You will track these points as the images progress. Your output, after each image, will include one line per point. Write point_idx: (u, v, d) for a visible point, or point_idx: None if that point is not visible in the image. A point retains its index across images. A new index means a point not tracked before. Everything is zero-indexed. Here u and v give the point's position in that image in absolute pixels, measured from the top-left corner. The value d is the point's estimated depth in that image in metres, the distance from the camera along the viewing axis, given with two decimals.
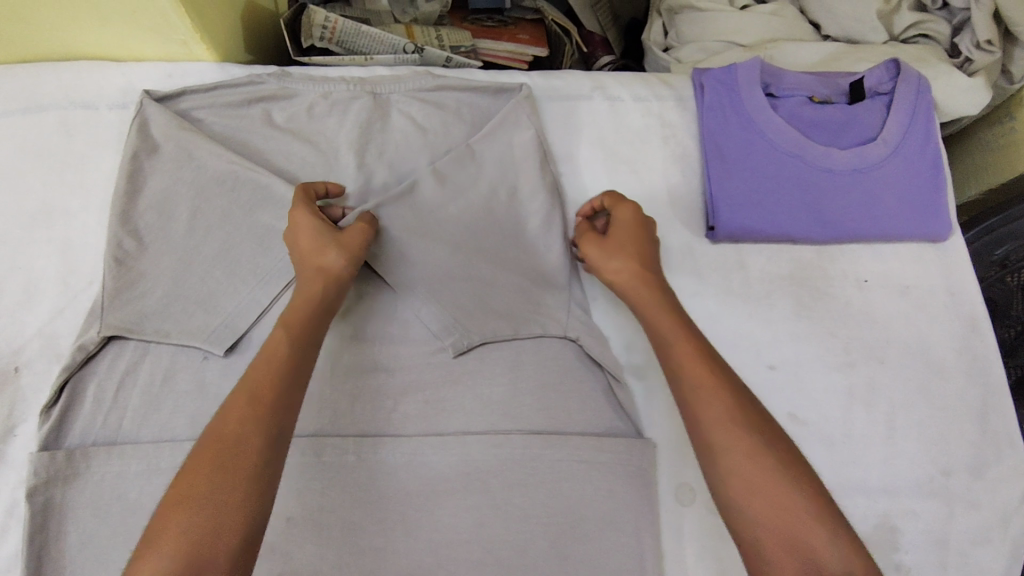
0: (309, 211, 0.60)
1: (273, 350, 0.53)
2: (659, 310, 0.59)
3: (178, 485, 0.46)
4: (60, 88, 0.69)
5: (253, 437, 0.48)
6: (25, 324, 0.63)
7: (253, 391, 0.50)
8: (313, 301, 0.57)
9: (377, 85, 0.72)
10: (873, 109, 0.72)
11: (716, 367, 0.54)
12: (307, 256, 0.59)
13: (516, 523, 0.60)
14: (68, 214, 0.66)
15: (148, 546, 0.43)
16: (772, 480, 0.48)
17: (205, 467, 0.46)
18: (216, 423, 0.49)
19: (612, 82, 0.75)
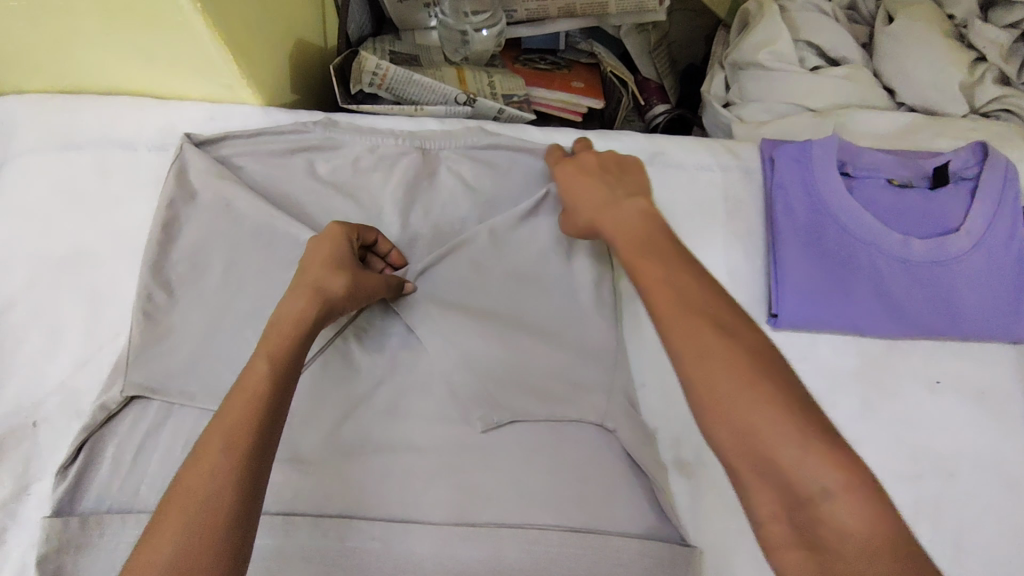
0: (348, 233, 0.58)
1: (251, 382, 0.47)
2: (620, 234, 0.54)
3: (137, 561, 0.39)
4: (98, 125, 0.67)
5: (231, 486, 0.42)
6: (47, 376, 0.60)
7: (228, 433, 0.44)
8: (295, 317, 0.51)
9: (427, 140, 0.68)
10: (956, 197, 0.67)
11: (679, 291, 0.46)
12: (311, 266, 0.55)
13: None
14: (98, 259, 0.64)
15: None
16: (742, 411, 0.40)
17: (173, 532, 0.40)
18: (179, 479, 0.42)
19: (673, 149, 0.71)
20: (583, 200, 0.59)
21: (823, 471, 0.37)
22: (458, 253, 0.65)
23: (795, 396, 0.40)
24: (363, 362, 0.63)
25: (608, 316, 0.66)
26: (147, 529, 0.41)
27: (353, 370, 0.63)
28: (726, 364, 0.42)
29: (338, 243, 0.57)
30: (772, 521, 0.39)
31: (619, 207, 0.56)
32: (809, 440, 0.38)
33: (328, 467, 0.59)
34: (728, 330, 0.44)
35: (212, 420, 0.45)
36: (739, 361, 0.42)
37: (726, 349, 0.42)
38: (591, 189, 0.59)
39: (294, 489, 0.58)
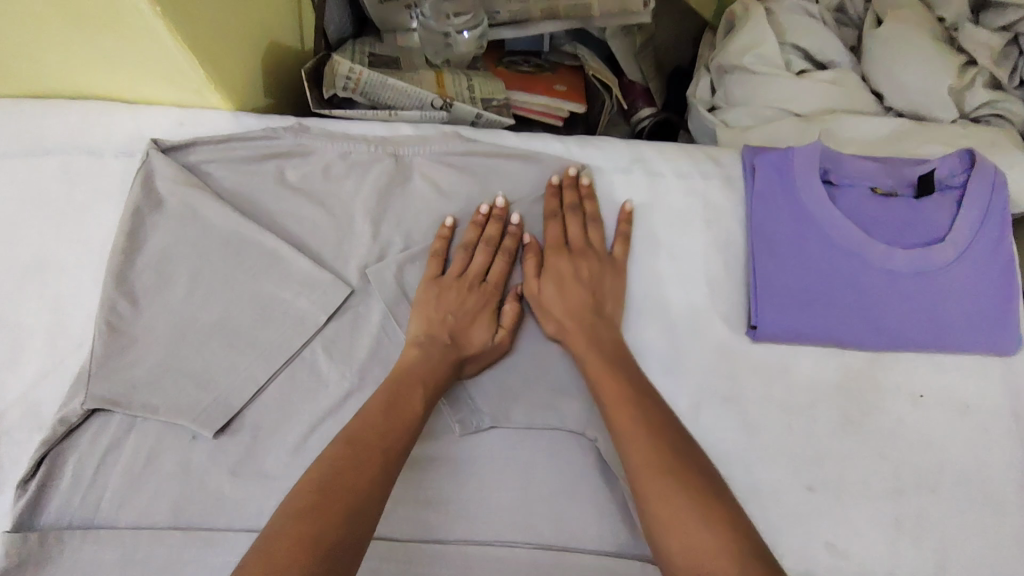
0: (496, 287, 0.64)
1: (404, 414, 0.53)
2: (585, 349, 0.59)
3: (281, 544, 0.42)
4: (65, 131, 0.65)
5: (377, 506, 0.47)
6: (8, 386, 0.59)
7: (370, 449, 0.50)
8: (435, 370, 0.58)
9: (401, 146, 0.66)
10: (942, 205, 0.66)
11: (636, 397, 0.55)
12: (465, 324, 0.61)
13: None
14: (62, 268, 0.62)
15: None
16: (689, 520, 0.46)
17: (329, 520, 0.44)
18: (337, 474, 0.47)
19: (652, 155, 0.69)
20: (563, 304, 0.62)
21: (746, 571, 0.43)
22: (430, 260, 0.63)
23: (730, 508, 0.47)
24: (330, 372, 0.61)
25: None
26: (297, 509, 0.44)
27: (320, 380, 0.60)
28: (684, 489, 0.48)
29: (469, 291, 0.63)
30: None
31: (591, 325, 0.61)
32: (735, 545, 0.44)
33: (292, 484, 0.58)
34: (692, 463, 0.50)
35: (350, 431, 0.51)
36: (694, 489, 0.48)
37: (677, 465, 0.49)
38: (580, 295, 0.62)
39: (258, 505, 0.57)
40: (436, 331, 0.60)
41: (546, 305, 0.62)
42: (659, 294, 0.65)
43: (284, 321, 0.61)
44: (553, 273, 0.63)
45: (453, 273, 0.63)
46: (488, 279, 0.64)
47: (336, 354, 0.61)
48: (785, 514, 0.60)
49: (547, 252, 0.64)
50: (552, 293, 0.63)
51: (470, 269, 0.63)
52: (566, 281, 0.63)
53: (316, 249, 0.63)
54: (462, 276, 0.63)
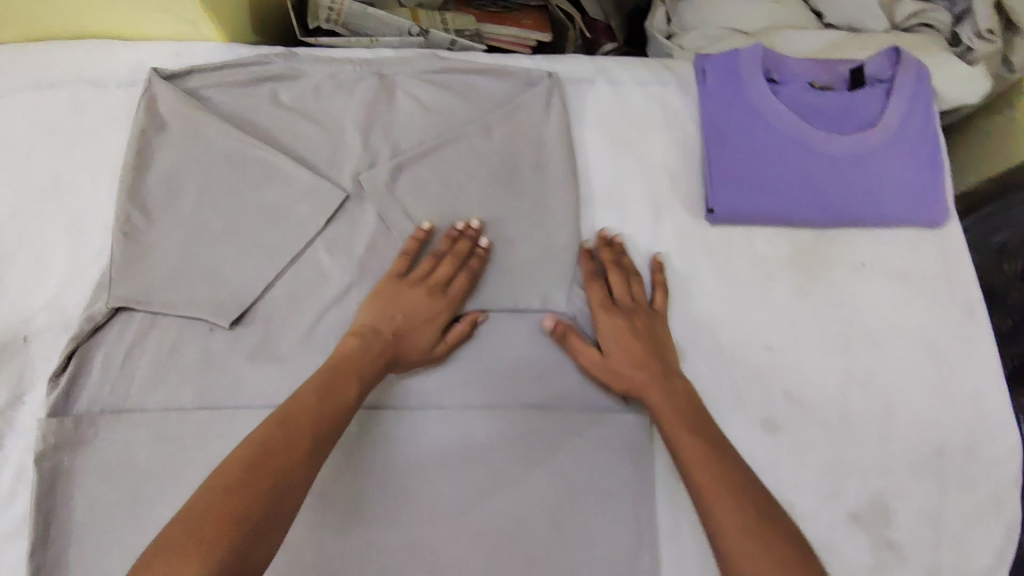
0: (450, 301, 0.64)
1: (337, 402, 0.54)
2: (656, 390, 0.61)
3: (209, 515, 0.42)
4: (70, 66, 0.70)
5: (307, 468, 0.49)
6: (33, 294, 0.64)
7: (296, 412, 0.52)
8: (368, 364, 0.59)
9: (384, 66, 0.72)
10: (873, 96, 0.74)
11: (691, 423, 0.58)
12: (410, 324, 0.62)
13: (508, 495, 0.62)
14: (76, 188, 0.67)
15: (173, 537, 0.41)
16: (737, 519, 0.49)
17: (251, 464, 0.46)
18: (269, 452, 0.48)
19: (615, 67, 0.76)
20: (628, 360, 0.62)
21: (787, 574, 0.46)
22: (417, 165, 0.69)
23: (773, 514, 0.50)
24: (332, 268, 0.67)
25: (570, 220, 0.70)
26: (227, 484, 0.44)
27: (323, 276, 0.67)
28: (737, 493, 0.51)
29: (421, 295, 0.63)
30: None
31: (665, 382, 0.61)
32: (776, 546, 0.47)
33: (304, 365, 0.64)
34: (769, 513, 0.50)
35: (290, 399, 0.53)
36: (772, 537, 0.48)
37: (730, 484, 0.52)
38: (642, 350, 0.63)
39: (275, 386, 0.63)
40: (382, 326, 0.61)
41: (620, 360, 0.63)
42: (626, 188, 0.72)
43: (286, 225, 0.67)
44: (608, 326, 0.64)
45: (417, 274, 0.64)
46: (447, 290, 0.64)
47: (336, 254, 0.67)
48: (747, 372, 0.68)
49: (602, 313, 0.65)
50: (616, 355, 0.63)
51: (432, 276, 0.64)
52: (624, 335, 0.63)
53: (311, 161, 0.69)
54: (422, 279, 0.64)
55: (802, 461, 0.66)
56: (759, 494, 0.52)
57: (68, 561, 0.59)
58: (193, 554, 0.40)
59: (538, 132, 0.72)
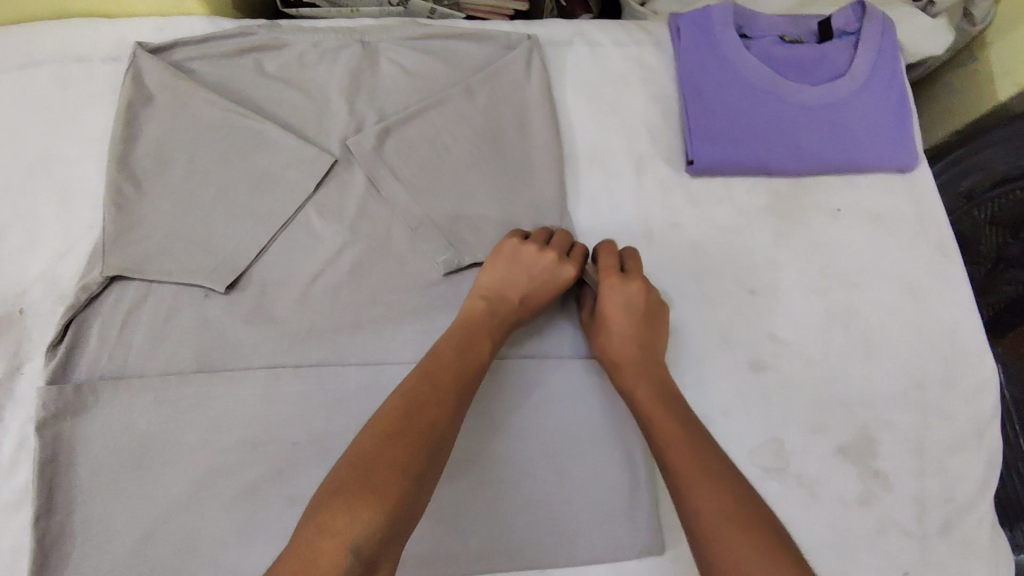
0: (576, 266, 0.64)
1: (473, 360, 0.56)
2: (623, 355, 0.61)
3: (378, 464, 0.46)
4: (53, 43, 0.71)
5: (449, 426, 0.51)
6: (28, 267, 0.65)
7: (434, 371, 0.54)
8: (495, 326, 0.60)
9: (366, 34, 0.74)
10: (841, 48, 0.76)
11: (646, 380, 0.59)
12: (533, 289, 0.63)
13: (513, 442, 0.62)
14: (66, 162, 0.68)
15: (354, 486, 0.44)
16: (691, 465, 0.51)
17: (401, 417, 0.49)
18: (417, 406, 0.50)
19: (591, 29, 0.78)
20: (626, 339, 0.61)
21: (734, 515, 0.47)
22: (403, 127, 0.71)
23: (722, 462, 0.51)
24: (324, 231, 0.68)
25: (555, 176, 0.71)
26: (389, 435, 0.48)
27: (316, 239, 0.68)
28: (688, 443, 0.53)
29: (543, 260, 0.63)
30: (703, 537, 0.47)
31: (647, 366, 0.60)
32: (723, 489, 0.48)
33: (301, 326, 0.65)
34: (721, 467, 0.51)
35: (426, 358, 0.56)
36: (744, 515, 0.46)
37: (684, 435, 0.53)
38: (632, 331, 0.62)
39: (274, 346, 0.65)
40: (499, 291, 0.62)
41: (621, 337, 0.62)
42: (607, 145, 0.74)
43: (277, 191, 0.68)
44: (609, 300, 0.62)
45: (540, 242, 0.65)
46: (569, 258, 0.65)
47: (327, 217, 0.69)
48: (733, 315, 0.70)
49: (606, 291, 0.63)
50: (618, 332, 0.62)
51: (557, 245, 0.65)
52: (627, 317, 0.62)
53: (299, 128, 0.71)
54: (547, 245, 0.65)
55: (789, 398, 0.68)
56: (734, 478, 0.50)
57: (73, 529, 0.59)
58: (365, 500, 0.43)
59: (519, 93, 0.74)
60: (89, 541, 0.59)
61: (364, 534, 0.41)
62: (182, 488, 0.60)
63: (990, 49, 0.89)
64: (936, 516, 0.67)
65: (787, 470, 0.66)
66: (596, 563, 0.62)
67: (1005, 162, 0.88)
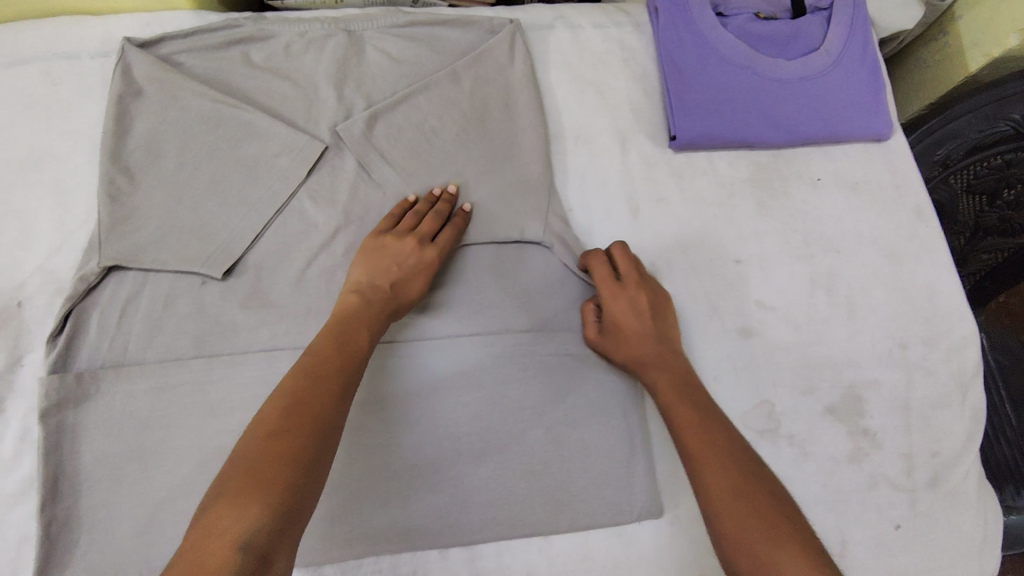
0: (438, 248, 0.65)
1: (353, 353, 0.55)
2: (641, 353, 0.63)
3: (256, 461, 0.44)
4: (41, 41, 0.72)
5: (335, 417, 0.50)
6: (25, 261, 0.65)
7: (313, 365, 0.52)
8: (374, 317, 0.59)
9: (351, 23, 0.75)
10: (814, 23, 0.79)
11: (668, 369, 0.61)
12: (402, 275, 0.62)
13: (515, 414, 0.64)
14: (59, 157, 0.69)
15: (231, 489, 0.43)
16: (711, 446, 0.52)
17: (279, 412, 0.48)
18: (298, 402, 0.49)
19: (572, 12, 0.79)
20: (634, 336, 0.63)
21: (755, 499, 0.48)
22: (390, 112, 0.72)
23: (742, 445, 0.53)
24: (317, 216, 0.69)
25: (541, 155, 0.73)
26: (272, 431, 0.47)
27: (309, 225, 0.69)
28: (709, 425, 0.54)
29: (403, 244, 0.64)
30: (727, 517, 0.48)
31: (661, 360, 0.62)
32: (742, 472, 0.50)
33: (298, 309, 0.66)
34: (740, 450, 0.52)
35: (303, 354, 0.54)
36: (767, 511, 0.47)
37: (705, 417, 0.55)
38: (644, 331, 0.63)
39: (272, 330, 0.65)
40: (366, 282, 0.61)
41: (631, 340, 0.63)
42: (591, 124, 0.76)
43: (269, 178, 0.70)
44: (615, 309, 0.64)
45: (403, 228, 0.65)
46: (433, 241, 0.65)
47: (320, 202, 0.70)
48: (720, 283, 0.72)
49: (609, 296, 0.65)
50: (628, 334, 0.64)
51: (421, 227, 0.65)
52: (630, 315, 0.64)
53: (288, 117, 0.72)
54: (409, 231, 0.65)
55: (777, 362, 0.70)
56: (750, 459, 0.52)
57: (79, 517, 0.60)
58: (249, 497, 0.42)
59: (504, 76, 0.75)
60: (97, 528, 0.60)
61: (253, 530, 0.41)
62: (184, 472, 0.61)
63: (958, 21, 0.92)
64: (925, 469, 0.69)
65: (777, 431, 0.68)
66: (597, 529, 0.64)
67: (978, 130, 0.89)
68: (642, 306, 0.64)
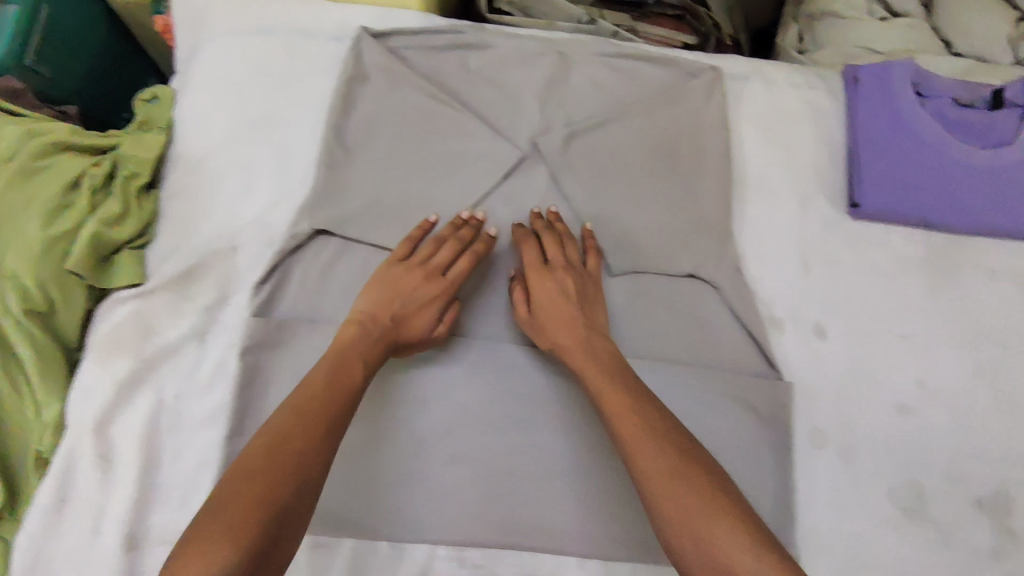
0: (448, 282, 0.66)
1: (348, 394, 0.55)
2: (575, 339, 0.62)
3: (237, 501, 0.46)
4: (288, 19, 0.79)
5: (320, 464, 0.50)
6: (243, 211, 0.71)
7: (302, 403, 0.53)
8: (367, 349, 0.59)
9: (563, 46, 0.80)
10: (1011, 117, 0.79)
11: (597, 357, 0.60)
12: (405, 310, 0.63)
13: (520, 405, 0.66)
14: (287, 122, 0.75)
15: (202, 525, 0.44)
16: (658, 446, 0.52)
17: (259, 452, 0.49)
18: (285, 438, 0.50)
19: (769, 69, 0.82)
20: (557, 319, 0.64)
21: (714, 507, 0.48)
22: (588, 133, 0.76)
23: (695, 445, 0.53)
24: (507, 218, 0.74)
25: (724, 199, 0.75)
26: (246, 470, 0.47)
27: (499, 225, 0.73)
28: (652, 422, 0.54)
29: (421, 283, 0.65)
30: (677, 522, 0.48)
31: (586, 338, 0.62)
32: (698, 479, 0.50)
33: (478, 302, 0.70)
34: (692, 449, 0.52)
35: (297, 386, 0.55)
36: (726, 513, 0.48)
37: (648, 414, 0.54)
38: (571, 314, 0.64)
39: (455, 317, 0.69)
40: (373, 314, 0.62)
41: (583, 329, 0.63)
42: (775, 177, 0.78)
43: (468, 175, 0.74)
44: (543, 290, 0.65)
45: (415, 259, 0.66)
46: (444, 273, 0.66)
47: (511, 206, 0.74)
48: (881, 355, 0.73)
49: (535, 274, 0.66)
50: (547, 314, 0.64)
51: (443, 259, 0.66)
52: (554, 297, 0.65)
53: (493, 122, 0.77)
54: (411, 261, 0.66)
55: (929, 444, 0.70)
56: (695, 453, 0.52)
57: None
58: (222, 538, 0.43)
59: (700, 117, 0.78)
60: None
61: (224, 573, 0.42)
62: (357, 431, 0.64)
63: None
64: None
65: (921, 512, 0.68)
66: None
67: None
68: (568, 292, 0.65)
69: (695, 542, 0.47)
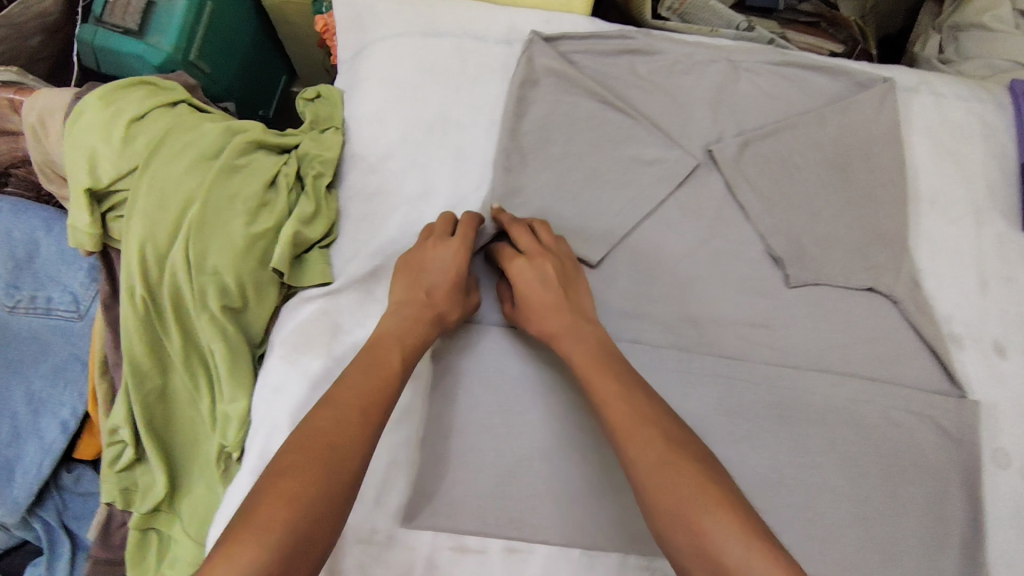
0: (462, 243, 0.64)
1: (382, 385, 0.54)
2: (550, 330, 0.61)
3: (258, 495, 0.44)
4: (455, 21, 0.79)
5: (358, 459, 0.48)
6: (423, 214, 0.72)
7: (330, 396, 0.52)
8: (416, 327, 0.60)
9: (733, 53, 0.79)
10: None
11: (593, 351, 0.59)
12: (433, 282, 0.62)
13: (707, 414, 0.67)
14: (461, 125, 0.75)
15: (244, 521, 0.43)
16: (660, 450, 0.50)
17: (286, 448, 0.48)
18: (314, 434, 0.48)
19: (936, 81, 0.82)
20: (539, 307, 0.62)
21: (719, 510, 0.46)
22: (761, 142, 0.75)
23: (691, 443, 0.51)
24: (683, 227, 0.73)
25: (900, 212, 0.74)
26: (283, 466, 0.46)
27: (675, 233, 0.73)
28: (660, 425, 0.52)
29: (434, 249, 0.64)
30: (677, 528, 0.46)
31: (574, 325, 0.61)
32: (699, 479, 0.48)
33: (660, 310, 0.70)
34: (693, 451, 0.50)
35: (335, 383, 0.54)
36: (734, 517, 0.45)
37: (645, 416, 0.53)
38: (552, 299, 0.62)
39: (638, 325, 0.70)
40: (398, 291, 0.63)
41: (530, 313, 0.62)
42: (946, 191, 0.77)
43: (643, 182, 0.74)
44: (523, 279, 0.63)
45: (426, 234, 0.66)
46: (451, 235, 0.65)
47: (686, 214, 0.74)
48: None
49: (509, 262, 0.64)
50: (531, 300, 0.62)
51: (435, 230, 0.66)
52: (535, 284, 0.62)
53: (665, 129, 0.76)
54: (433, 235, 0.65)
55: None
56: (696, 456, 0.50)
57: (448, 455, 0.64)
58: (243, 537, 0.41)
59: (873, 129, 0.77)
60: (462, 467, 0.64)
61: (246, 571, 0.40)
62: (550, 436, 0.65)
63: None
64: None
65: None
66: None
67: None
68: (549, 278, 0.63)
69: (694, 547, 0.45)
